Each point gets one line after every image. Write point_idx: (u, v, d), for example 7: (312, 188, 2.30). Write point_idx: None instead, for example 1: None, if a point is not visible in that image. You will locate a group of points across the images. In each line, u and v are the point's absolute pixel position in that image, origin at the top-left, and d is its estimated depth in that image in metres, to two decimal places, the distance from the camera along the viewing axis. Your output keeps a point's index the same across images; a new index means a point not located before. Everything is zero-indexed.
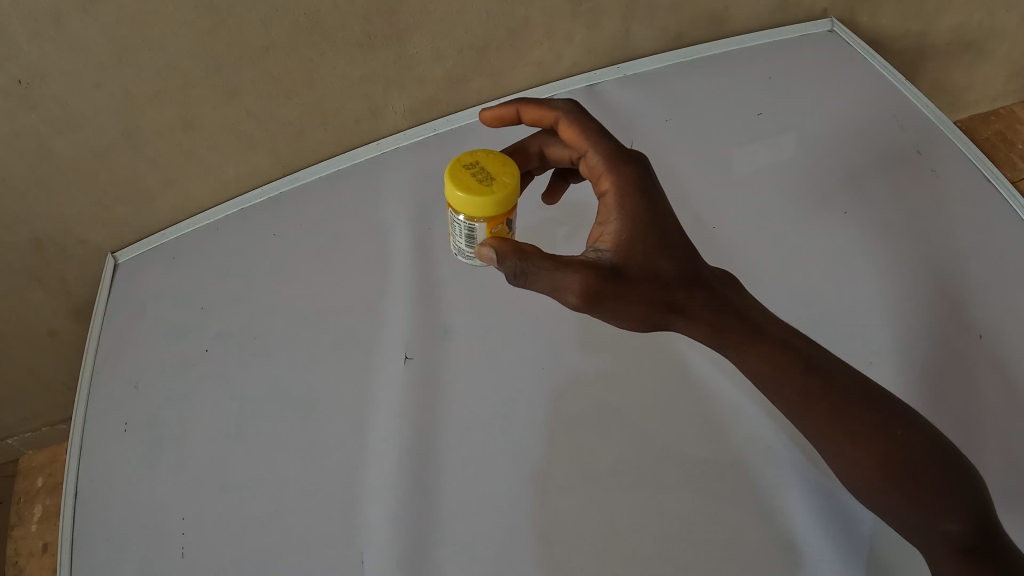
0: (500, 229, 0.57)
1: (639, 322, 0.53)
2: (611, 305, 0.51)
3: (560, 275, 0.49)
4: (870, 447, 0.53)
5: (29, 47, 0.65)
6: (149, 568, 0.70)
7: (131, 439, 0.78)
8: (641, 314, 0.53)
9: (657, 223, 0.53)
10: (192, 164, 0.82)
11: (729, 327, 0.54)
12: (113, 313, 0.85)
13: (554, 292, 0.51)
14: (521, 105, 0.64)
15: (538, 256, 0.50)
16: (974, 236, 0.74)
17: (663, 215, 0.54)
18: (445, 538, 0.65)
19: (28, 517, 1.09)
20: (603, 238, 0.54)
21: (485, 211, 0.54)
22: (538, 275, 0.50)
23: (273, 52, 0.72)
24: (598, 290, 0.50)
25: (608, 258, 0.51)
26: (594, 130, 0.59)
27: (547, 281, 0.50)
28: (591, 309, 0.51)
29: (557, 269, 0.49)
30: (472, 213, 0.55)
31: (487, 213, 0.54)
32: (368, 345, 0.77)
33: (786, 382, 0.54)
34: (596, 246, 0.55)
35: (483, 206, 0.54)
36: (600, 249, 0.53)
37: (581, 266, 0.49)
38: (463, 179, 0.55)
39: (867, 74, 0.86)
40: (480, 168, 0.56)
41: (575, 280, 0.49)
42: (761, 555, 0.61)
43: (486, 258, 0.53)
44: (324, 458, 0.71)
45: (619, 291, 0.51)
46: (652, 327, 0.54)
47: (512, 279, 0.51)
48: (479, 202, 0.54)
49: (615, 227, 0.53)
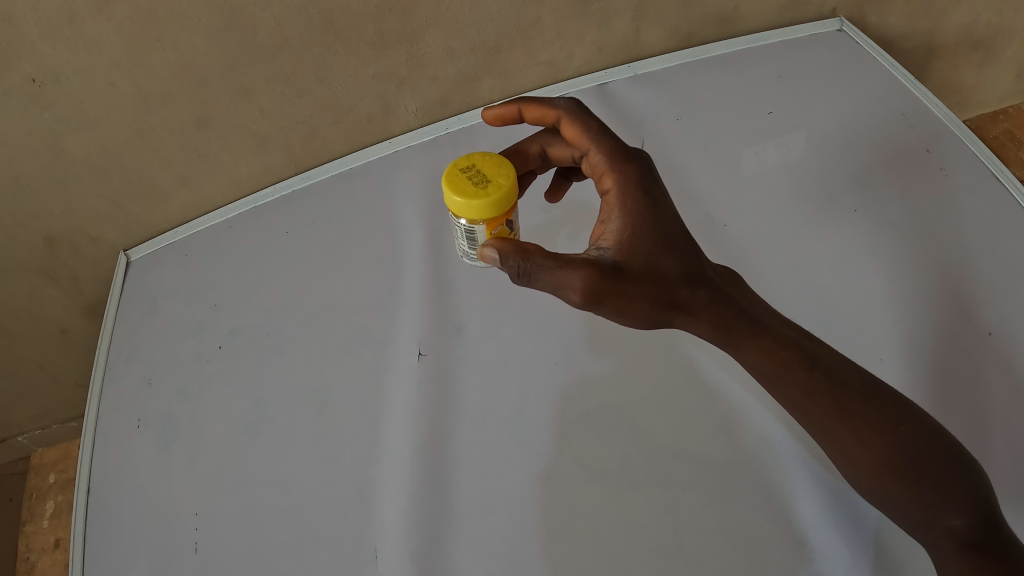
0: (501, 230, 0.57)
1: (641, 320, 0.54)
2: (613, 303, 0.52)
3: (563, 273, 0.49)
4: (873, 444, 0.53)
5: (43, 46, 0.66)
6: (163, 562, 0.71)
7: (144, 435, 0.79)
8: (643, 311, 0.53)
9: (659, 220, 0.53)
10: (205, 163, 0.83)
11: (731, 325, 0.54)
12: (126, 310, 0.87)
13: (557, 290, 0.51)
14: (523, 104, 0.64)
15: (540, 255, 0.50)
16: (983, 235, 0.74)
17: (665, 213, 0.54)
18: (455, 534, 0.66)
19: (40, 513, 1.09)
20: (604, 236, 0.54)
21: (484, 214, 0.55)
22: (541, 273, 0.50)
23: (286, 52, 0.73)
24: (600, 287, 0.50)
25: (610, 256, 0.52)
26: (596, 129, 0.59)
27: (549, 279, 0.50)
28: (594, 307, 0.52)
29: (559, 267, 0.49)
30: (472, 217, 0.55)
31: (486, 216, 0.55)
32: (378, 343, 0.77)
33: (788, 379, 0.55)
34: (598, 244, 0.55)
35: (481, 209, 0.54)
36: (602, 247, 0.53)
37: (583, 264, 0.50)
38: (459, 184, 0.55)
39: (876, 73, 0.86)
40: (475, 171, 0.56)
41: (577, 277, 0.49)
42: (769, 552, 0.61)
43: (487, 259, 0.53)
44: (335, 455, 0.72)
45: (621, 289, 0.51)
46: (655, 324, 0.55)
47: (516, 278, 0.52)
48: (476, 205, 0.54)
49: (617, 225, 0.54)
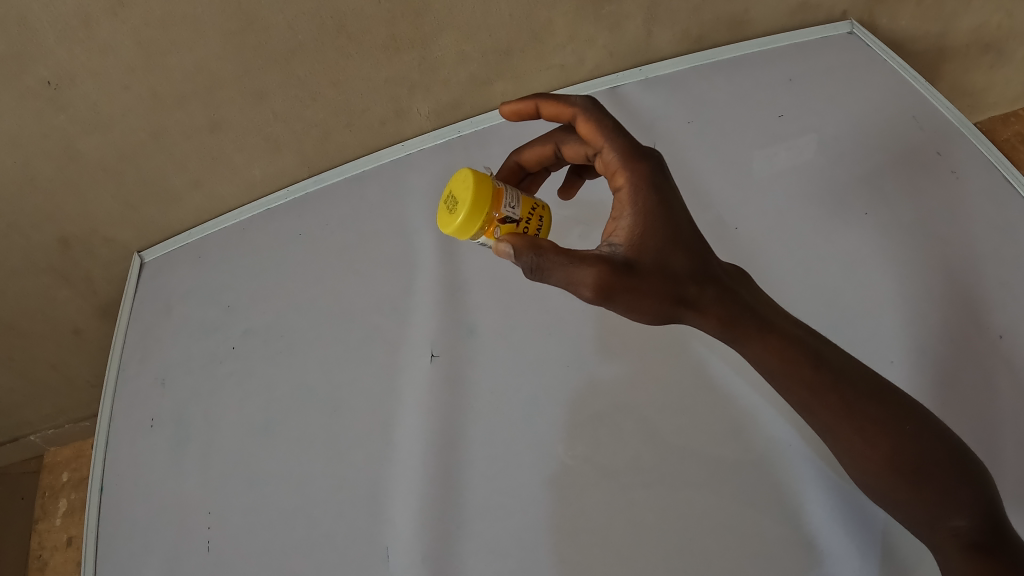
0: (505, 227, 0.57)
1: (651, 316, 0.54)
2: (624, 299, 0.52)
3: (575, 269, 0.50)
4: (879, 442, 0.54)
5: (58, 49, 0.67)
6: (176, 558, 0.73)
7: (158, 433, 0.81)
8: (652, 308, 0.53)
9: (669, 219, 0.54)
10: (219, 165, 0.84)
11: (740, 322, 0.54)
12: (140, 311, 0.90)
13: (569, 286, 0.51)
14: (539, 101, 0.65)
15: (553, 251, 0.50)
16: (995, 238, 0.74)
17: (676, 212, 0.54)
18: (466, 533, 0.66)
19: (54, 511, 1.10)
20: (615, 233, 0.54)
21: (477, 225, 0.55)
22: (553, 269, 0.50)
23: (299, 55, 0.73)
24: (610, 283, 0.50)
25: (621, 253, 0.52)
26: (609, 126, 0.59)
27: (562, 275, 0.50)
28: (604, 303, 0.52)
29: (571, 263, 0.50)
30: (473, 233, 0.56)
31: (480, 225, 0.55)
32: (392, 344, 0.78)
33: (797, 378, 0.55)
34: (609, 240, 0.55)
35: (471, 224, 0.55)
36: (613, 244, 0.54)
37: (594, 260, 0.50)
38: (444, 218, 0.56)
39: (889, 74, 0.86)
40: (449, 196, 0.57)
41: (589, 273, 0.50)
42: (780, 554, 0.61)
43: (501, 254, 0.52)
44: (349, 455, 0.73)
45: (632, 285, 0.51)
46: (664, 321, 0.55)
47: (528, 273, 0.51)
48: (465, 225, 0.55)
49: (628, 221, 0.54)
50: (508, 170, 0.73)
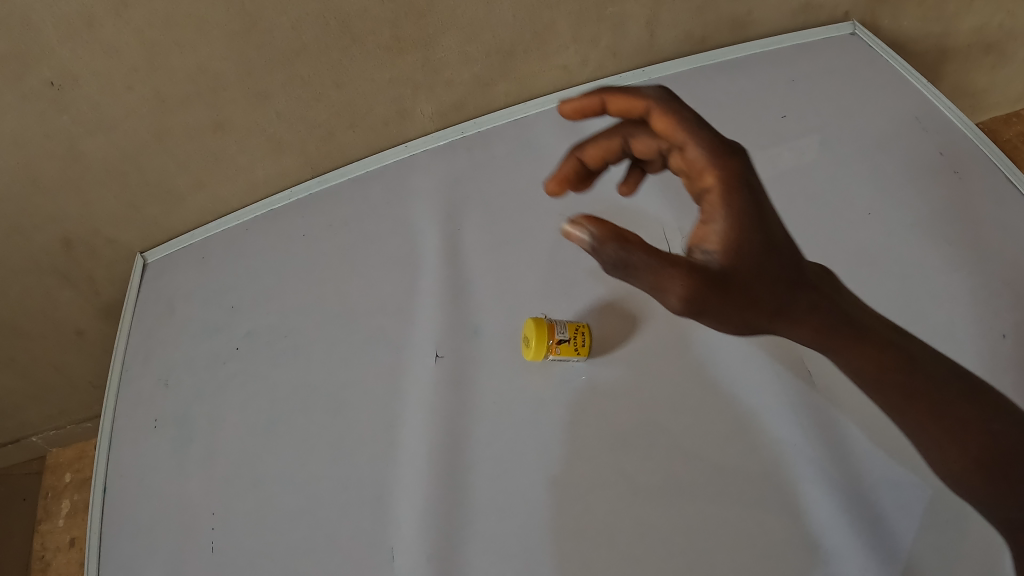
0: (562, 346, 0.70)
1: (739, 326, 0.53)
2: (714, 313, 0.50)
3: (667, 275, 0.46)
4: (969, 434, 0.57)
5: (61, 50, 0.66)
6: (180, 559, 0.73)
7: (161, 434, 0.81)
8: (738, 318, 0.52)
9: (758, 219, 0.52)
10: (222, 166, 0.84)
11: (834, 330, 0.57)
12: (143, 312, 0.90)
13: (655, 292, 0.48)
14: (606, 94, 0.58)
15: (642, 249, 0.46)
16: (998, 238, 0.74)
17: (762, 212, 0.53)
18: (473, 534, 0.67)
19: (56, 512, 1.10)
20: (707, 238, 0.50)
21: (542, 350, 0.70)
22: (640, 269, 0.46)
23: (303, 56, 0.73)
24: (702, 293, 0.48)
25: (718, 261, 0.49)
26: (690, 119, 0.55)
27: (649, 278, 0.47)
28: (692, 313, 0.50)
29: (663, 268, 0.46)
30: (542, 355, 0.70)
31: (545, 347, 0.70)
32: (396, 345, 0.78)
33: (871, 363, 0.58)
34: (699, 247, 0.50)
35: (538, 348, 0.70)
36: (707, 251, 0.49)
37: (685, 267, 0.47)
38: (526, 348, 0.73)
39: (891, 75, 0.86)
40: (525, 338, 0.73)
41: (679, 282, 0.47)
42: (788, 556, 0.61)
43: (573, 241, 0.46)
44: (354, 456, 0.73)
45: (722, 296, 0.49)
46: (745, 330, 0.54)
47: (610, 269, 0.47)
48: (534, 350, 0.70)
49: (721, 226, 0.50)
50: (568, 166, 0.65)
